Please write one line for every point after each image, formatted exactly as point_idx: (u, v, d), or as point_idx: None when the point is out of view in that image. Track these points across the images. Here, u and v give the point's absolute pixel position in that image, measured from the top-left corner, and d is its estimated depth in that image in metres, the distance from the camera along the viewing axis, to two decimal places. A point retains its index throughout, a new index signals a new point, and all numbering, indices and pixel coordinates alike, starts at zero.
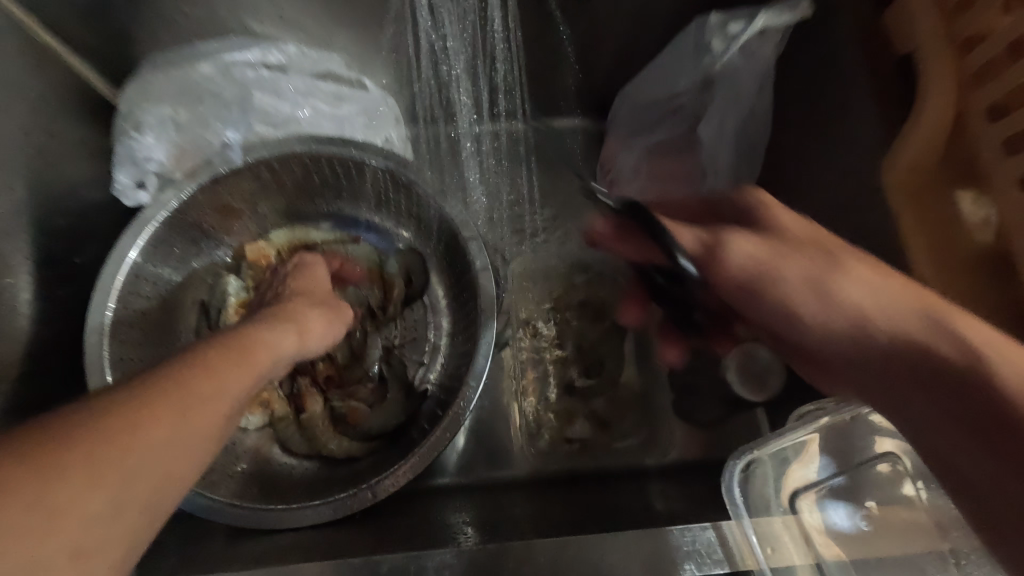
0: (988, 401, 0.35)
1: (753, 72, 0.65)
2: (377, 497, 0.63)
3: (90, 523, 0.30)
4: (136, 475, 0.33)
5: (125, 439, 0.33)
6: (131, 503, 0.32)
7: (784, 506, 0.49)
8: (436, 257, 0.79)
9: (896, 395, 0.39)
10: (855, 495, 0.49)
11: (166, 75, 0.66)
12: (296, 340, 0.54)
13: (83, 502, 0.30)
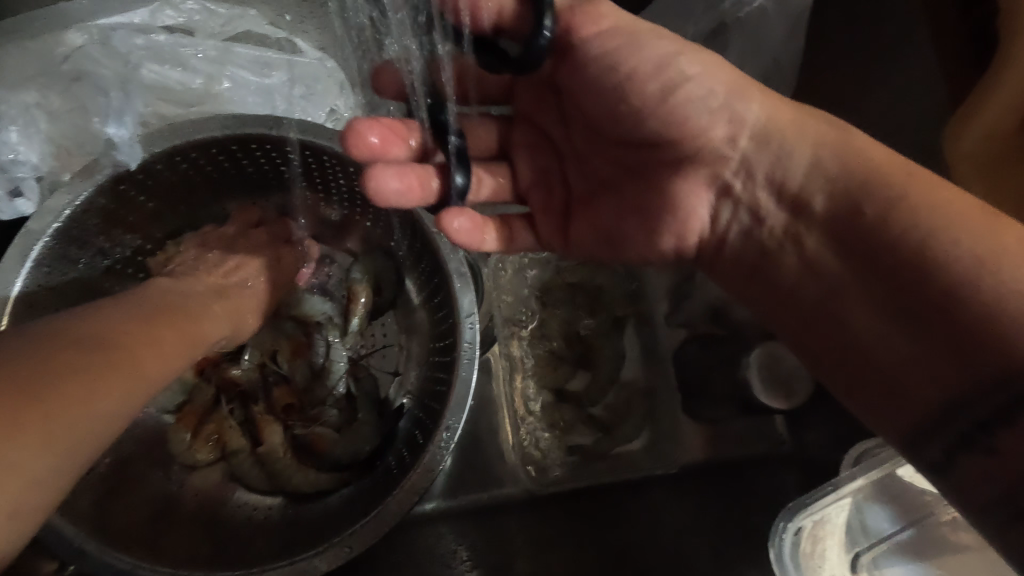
0: (898, 258, 0.35)
1: (780, 18, 0.54)
2: (353, 551, 0.53)
3: (33, 487, 0.36)
4: (77, 437, 0.39)
5: (82, 399, 0.40)
6: (74, 460, 0.39)
7: (844, 567, 0.45)
8: (404, 253, 0.65)
9: (823, 237, 0.40)
10: (920, 550, 0.45)
11: (27, 51, 0.51)
12: (229, 330, 0.59)
13: (31, 464, 0.36)
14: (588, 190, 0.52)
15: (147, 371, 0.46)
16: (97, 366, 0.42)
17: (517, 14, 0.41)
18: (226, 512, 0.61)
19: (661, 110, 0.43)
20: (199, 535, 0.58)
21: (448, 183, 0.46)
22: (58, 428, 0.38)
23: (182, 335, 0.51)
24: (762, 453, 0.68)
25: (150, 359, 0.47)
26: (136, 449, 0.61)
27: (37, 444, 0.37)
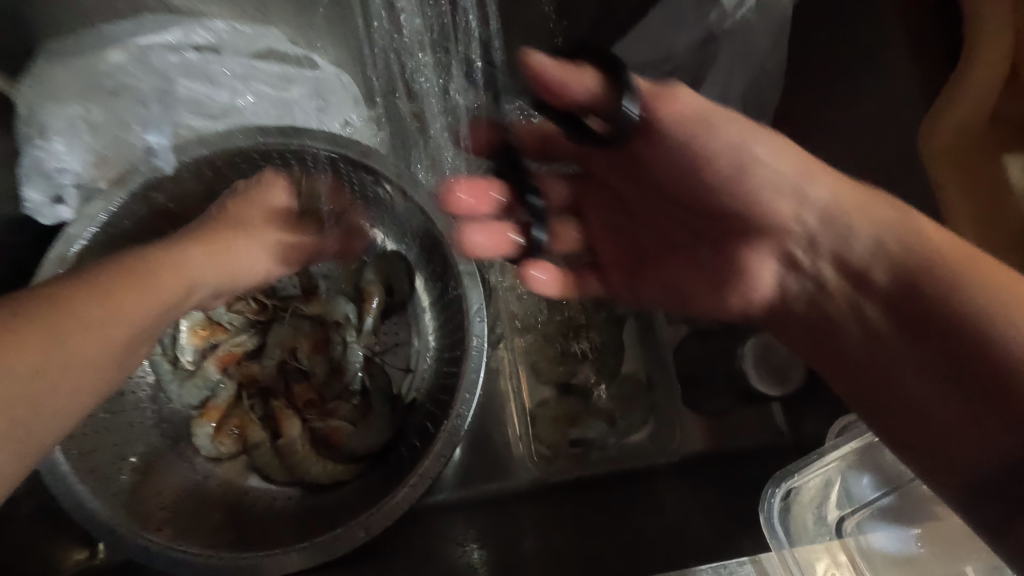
0: (968, 344, 0.35)
1: (766, 26, 0.57)
2: (369, 533, 0.56)
3: None
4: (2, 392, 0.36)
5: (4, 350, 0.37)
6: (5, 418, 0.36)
7: (828, 531, 0.43)
8: (418, 253, 0.69)
9: (882, 314, 0.38)
10: (905, 515, 0.43)
11: (67, 67, 0.55)
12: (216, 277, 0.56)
13: None
14: (657, 252, 0.52)
15: (78, 320, 0.42)
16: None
17: (601, 95, 0.42)
18: (250, 503, 0.65)
19: (734, 189, 0.42)
20: (222, 522, 0.61)
21: (529, 238, 0.49)
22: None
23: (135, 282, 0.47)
24: (759, 442, 0.71)
25: (80, 312, 0.42)
26: (165, 444, 0.66)
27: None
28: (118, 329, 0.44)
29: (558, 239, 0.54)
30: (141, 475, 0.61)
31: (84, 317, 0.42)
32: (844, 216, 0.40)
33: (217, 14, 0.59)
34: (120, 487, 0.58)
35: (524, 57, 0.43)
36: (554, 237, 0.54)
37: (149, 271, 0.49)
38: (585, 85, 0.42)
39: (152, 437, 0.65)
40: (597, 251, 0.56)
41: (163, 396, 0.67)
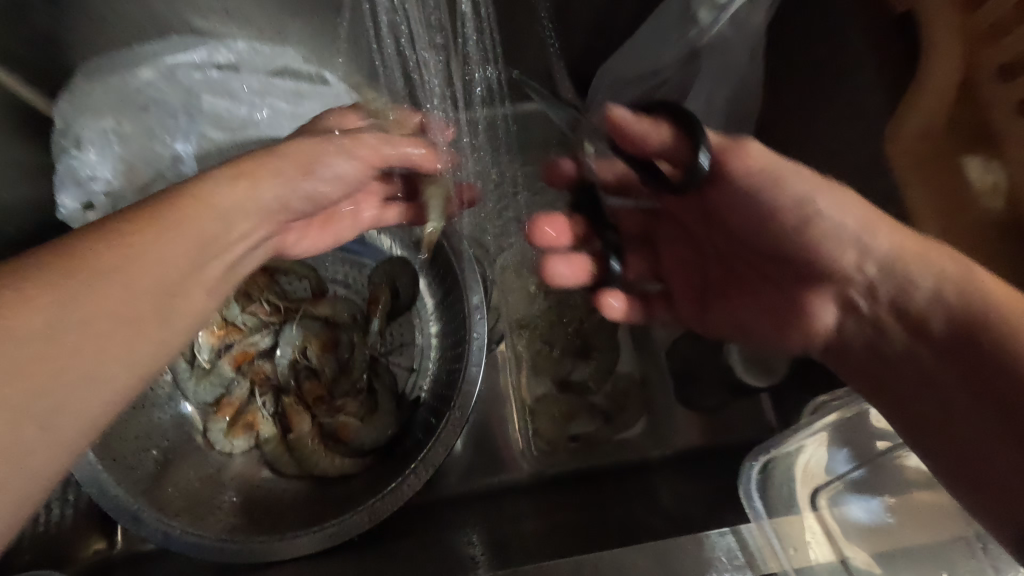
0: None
1: (743, 42, 0.61)
2: (375, 518, 0.59)
3: (76, 381, 0.35)
4: (117, 318, 0.38)
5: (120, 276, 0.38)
6: (125, 347, 0.38)
7: (806, 505, 0.47)
8: (427, 267, 0.74)
9: (944, 355, 0.41)
10: (877, 488, 0.47)
11: (102, 85, 0.60)
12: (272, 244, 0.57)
13: (63, 357, 0.35)
14: (724, 282, 0.59)
15: (201, 251, 0.43)
16: (89, 260, 0.37)
17: (676, 146, 0.49)
18: (260, 495, 0.68)
19: (801, 239, 0.47)
20: (233, 510, 0.64)
21: (607, 267, 0.59)
22: (61, 333, 0.35)
23: (139, 223, 0.40)
24: (752, 437, 0.73)
25: (106, 254, 0.38)
26: (180, 438, 0.69)
27: (50, 356, 0.34)
28: (219, 259, 0.45)
29: (631, 267, 0.63)
30: (159, 466, 0.65)
31: (104, 262, 0.38)
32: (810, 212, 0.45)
33: (237, 35, 0.64)
34: (139, 475, 0.61)
35: (610, 112, 0.52)
36: (629, 265, 0.63)
37: (148, 213, 0.41)
38: (662, 139, 0.50)
39: (167, 430, 0.68)
40: (668, 280, 0.64)
41: (180, 392, 0.71)
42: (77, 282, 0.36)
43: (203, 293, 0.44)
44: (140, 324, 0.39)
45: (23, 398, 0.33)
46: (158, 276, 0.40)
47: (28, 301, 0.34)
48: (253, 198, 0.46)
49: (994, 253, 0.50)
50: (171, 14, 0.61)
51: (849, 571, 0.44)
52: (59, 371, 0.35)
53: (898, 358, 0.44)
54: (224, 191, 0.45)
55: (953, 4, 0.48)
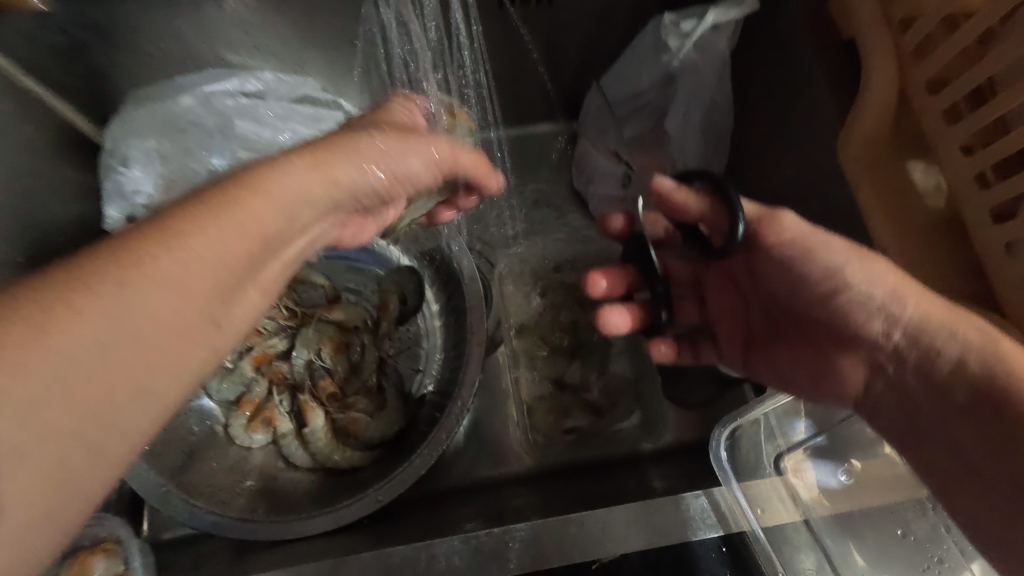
0: None
1: (711, 65, 0.70)
2: (381, 502, 0.64)
3: (127, 401, 0.30)
4: (170, 330, 0.32)
5: (174, 282, 0.32)
6: (177, 360, 0.32)
7: (771, 469, 0.55)
8: (431, 274, 0.81)
9: (973, 420, 0.44)
10: (834, 454, 0.55)
11: (147, 110, 0.68)
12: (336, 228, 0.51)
13: (113, 376, 0.29)
14: (768, 333, 0.60)
15: (263, 252, 0.38)
16: (147, 269, 0.31)
17: (713, 212, 0.53)
18: (277, 485, 0.73)
19: (830, 305, 0.50)
20: (251, 496, 0.69)
21: (654, 315, 0.61)
22: (116, 355, 0.30)
23: (202, 222, 0.35)
24: None
25: (165, 254, 0.32)
26: (204, 432, 0.75)
27: (99, 379, 0.29)
28: (277, 258, 0.40)
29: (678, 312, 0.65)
30: (186, 456, 0.70)
31: (162, 269, 0.32)
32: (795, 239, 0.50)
33: (265, 68, 0.73)
34: (168, 462, 0.66)
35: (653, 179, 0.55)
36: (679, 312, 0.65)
37: (213, 209, 0.36)
38: (700, 205, 0.54)
39: (192, 425, 0.74)
40: (715, 325, 0.64)
41: (205, 392, 0.77)
42: (133, 291, 0.31)
43: (260, 294, 0.38)
44: (197, 339, 0.33)
45: (66, 430, 0.28)
46: (218, 284, 0.34)
47: (80, 318, 0.28)
48: (325, 187, 0.43)
49: (945, 249, 0.55)
50: (207, 49, 0.69)
51: (810, 525, 0.52)
52: (109, 399, 0.29)
53: (930, 414, 0.46)
54: (297, 182, 0.41)
55: (888, 27, 0.55)
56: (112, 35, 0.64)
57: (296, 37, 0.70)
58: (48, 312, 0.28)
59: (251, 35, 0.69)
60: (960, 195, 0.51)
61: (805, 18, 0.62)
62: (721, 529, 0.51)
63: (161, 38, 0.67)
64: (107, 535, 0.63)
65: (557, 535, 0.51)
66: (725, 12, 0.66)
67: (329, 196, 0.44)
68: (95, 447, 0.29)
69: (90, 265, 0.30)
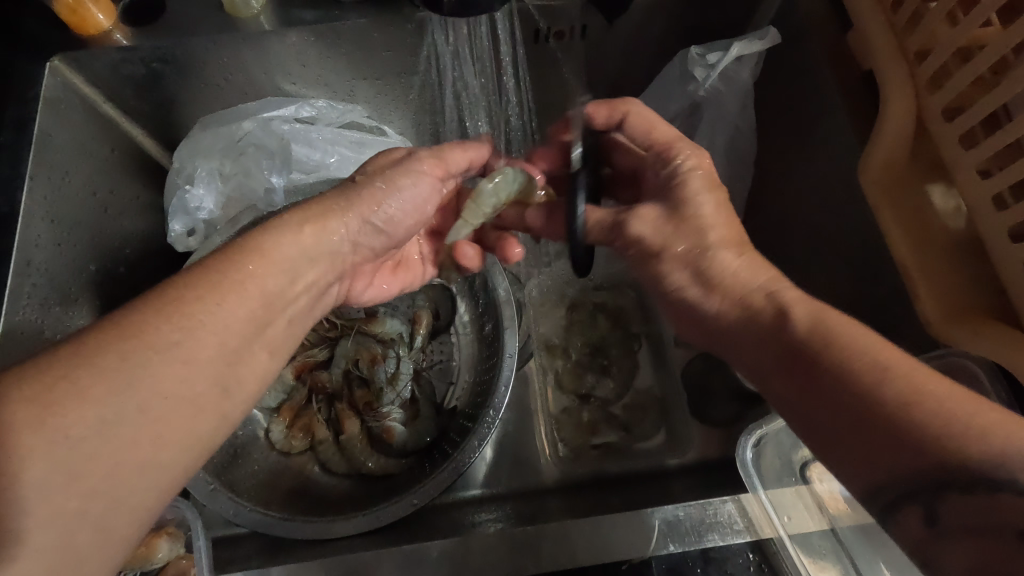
0: (867, 391, 0.38)
1: (734, 94, 0.74)
2: (416, 505, 0.65)
3: (135, 470, 0.38)
4: (166, 396, 0.40)
5: (170, 354, 0.40)
6: (175, 432, 0.40)
7: (797, 477, 0.59)
8: (466, 294, 0.85)
9: (794, 351, 0.43)
10: None
11: (213, 133, 0.74)
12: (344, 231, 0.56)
13: (119, 450, 0.37)
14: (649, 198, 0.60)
15: (260, 313, 0.47)
16: (146, 340, 0.40)
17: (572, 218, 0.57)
18: (315, 488, 0.75)
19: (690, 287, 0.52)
20: (291, 495, 0.72)
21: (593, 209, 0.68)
22: (119, 422, 0.37)
23: (191, 292, 0.43)
24: None
25: (163, 329, 0.41)
26: (247, 436, 0.77)
27: (104, 448, 0.37)
28: (276, 321, 0.49)
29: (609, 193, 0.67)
30: (229, 456, 0.72)
31: (161, 338, 0.40)
32: (654, 222, 0.54)
33: (317, 97, 0.79)
34: (215, 461, 0.69)
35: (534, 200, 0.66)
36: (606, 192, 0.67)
37: (202, 281, 0.45)
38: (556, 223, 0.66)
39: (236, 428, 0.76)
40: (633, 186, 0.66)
41: None
42: (133, 362, 0.39)
43: (267, 353, 0.48)
44: (200, 399, 0.42)
45: (78, 496, 0.36)
46: (213, 346, 0.43)
47: (83, 393, 0.36)
48: (318, 240, 0.54)
49: (964, 275, 0.56)
50: (268, 80, 0.75)
51: (837, 535, 0.56)
52: (115, 464, 0.37)
53: (762, 346, 0.45)
54: (286, 239, 0.51)
55: (904, 59, 0.58)
56: (187, 66, 0.70)
57: (347, 68, 0.76)
58: (57, 389, 0.36)
59: (308, 66, 0.74)
60: (982, 214, 0.53)
61: (825, 50, 0.66)
62: (747, 535, 0.57)
63: (228, 71, 0.73)
64: (171, 517, 0.61)
65: (585, 534, 0.58)
66: (748, 46, 0.69)
67: (322, 248, 0.54)
68: (107, 508, 0.37)
69: (100, 343, 0.38)
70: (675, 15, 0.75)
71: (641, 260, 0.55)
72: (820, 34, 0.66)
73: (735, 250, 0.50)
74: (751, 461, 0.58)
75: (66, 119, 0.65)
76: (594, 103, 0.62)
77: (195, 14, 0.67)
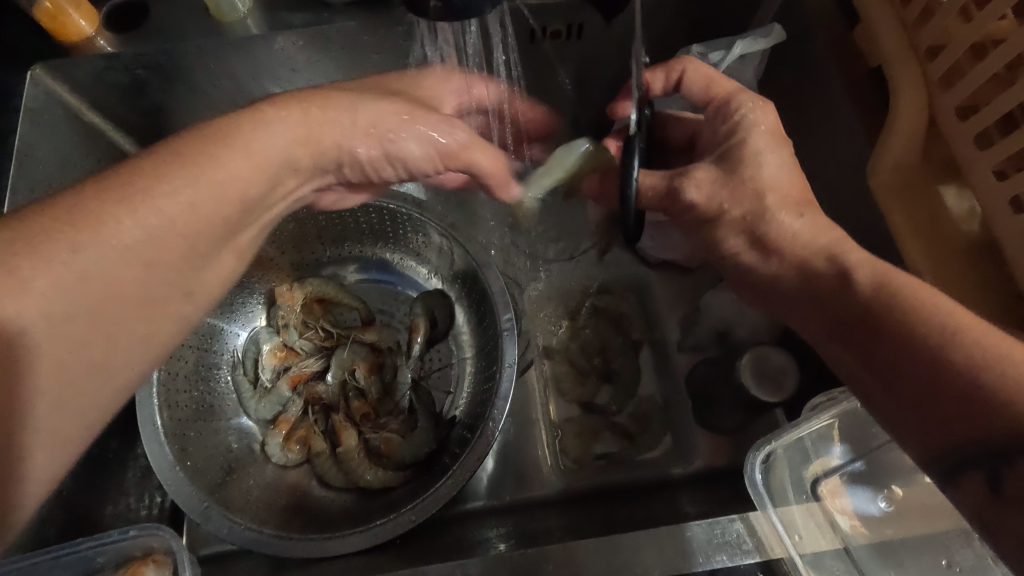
0: (964, 361, 0.37)
1: None
2: (416, 520, 0.63)
3: (91, 352, 0.41)
4: (124, 291, 0.41)
5: (132, 251, 0.40)
6: (128, 321, 0.42)
7: (808, 494, 0.58)
8: (460, 299, 0.82)
9: (877, 313, 0.42)
10: (874, 482, 0.58)
11: None
12: (324, 153, 0.51)
13: (79, 336, 0.39)
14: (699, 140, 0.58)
15: (234, 219, 0.46)
16: (104, 231, 0.39)
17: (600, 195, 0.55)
18: (312, 504, 0.73)
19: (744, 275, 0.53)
20: (288, 509, 0.70)
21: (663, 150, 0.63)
22: (72, 311, 0.38)
23: (160, 179, 0.41)
24: None
25: (122, 225, 0.40)
26: (243, 449, 0.76)
27: (63, 333, 0.38)
28: None
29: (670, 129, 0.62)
30: (225, 473, 0.71)
31: (120, 234, 0.40)
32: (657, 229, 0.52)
33: None
34: (208, 478, 0.67)
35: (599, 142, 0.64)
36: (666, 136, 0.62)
37: (176, 168, 0.42)
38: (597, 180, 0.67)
39: (231, 440, 0.75)
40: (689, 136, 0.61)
41: (243, 411, 0.80)
42: (86, 256, 0.38)
43: (232, 256, 0.50)
44: (163, 298, 0.44)
45: (49, 379, 0.39)
46: (179, 247, 0.43)
47: (36, 280, 0.36)
48: (311, 157, 0.50)
49: (979, 280, 0.54)
50: (258, 86, 0.73)
51: (851, 553, 0.56)
52: (75, 344, 0.39)
53: (842, 306, 0.45)
54: (266, 139, 0.46)
55: (914, 56, 0.56)
56: (177, 77, 0.68)
57: (338, 71, 0.73)
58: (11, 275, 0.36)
59: (299, 71, 0.72)
60: (1001, 221, 0.51)
61: (832, 47, 0.64)
62: (757, 555, 0.55)
63: (217, 77, 0.71)
64: (158, 545, 0.59)
65: (591, 555, 0.56)
66: (752, 44, 0.67)
67: (311, 162, 0.51)
68: (74, 391, 0.40)
69: (44, 227, 0.37)
70: (678, 12, 0.73)
71: (698, 231, 0.54)
72: (826, 31, 0.64)
73: (765, 238, 0.50)
74: (760, 482, 0.57)
75: (49, 128, 0.63)
76: (649, 71, 0.60)
77: (179, 19, 0.65)
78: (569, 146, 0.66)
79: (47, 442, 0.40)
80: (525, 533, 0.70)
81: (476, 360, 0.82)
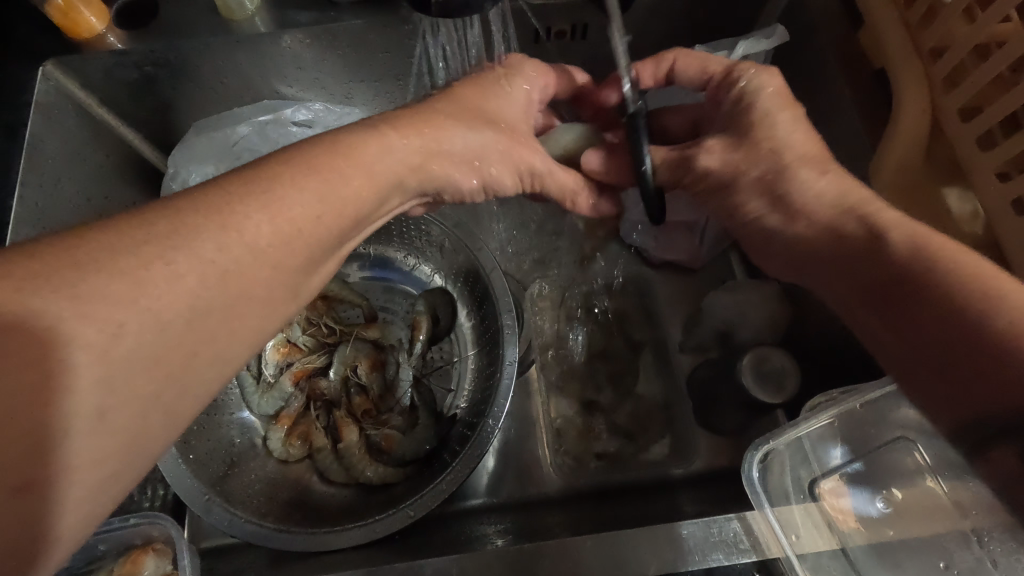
0: (981, 337, 0.36)
1: None
2: (416, 514, 0.63)
3: (211, 365, 0.36)
4: (253, 294, 0.37)
5: (265, 254, 0.37)
6: (247, 329, 0.38)
7: (806, 494, 0.58)
8: (461, 297, 0.83)
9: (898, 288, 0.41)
10: (872, 483, 0.58)
11: (208, 137, 0.73)
12: (430, 158, 0.48)
13: (199, 346, 0.35)
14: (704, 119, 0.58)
15: (348, 230, 0.43)
16: (240, 226, 0.36)
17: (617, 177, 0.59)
18: (313, 499, 0.74)
19: None
20: (285, 503, 0.70)
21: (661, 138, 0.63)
22: (203, 314, 0.34)
23: (288, 176, 0.39)
24: None
25: (257, 225, 0.36)
26: (245, 444, 0.76)
27: (186, 337, 0.34)
28: None
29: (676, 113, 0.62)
30: (227, 467, 0.71)
31: (254, 236, 0.36)
32: None
33: (315, 99, 0.78)
34: (210, 471, 0.68)
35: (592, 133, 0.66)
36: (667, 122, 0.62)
37: (304, 165, 0.40)
38: None
39: (234, 434, 0.76)
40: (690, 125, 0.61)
41: (246, 405, 0.81)
42: (226, 254, 0.35)
43: (335, 261, 0.45)
44: (275, 308, 0.40)
45: (151, 391, 0.33)
46: (302, 255, 0.39)
47: (176, 272, 0.33)
48: (421, 179, 0.48)
49: None
50: (264, 83, 0.74)
51: (847, 554, 0.56)
52: (192, 353, 0.35)
53: (864, 281, 0.44)
54: (373, 143, 0.43)
55: (917, 57, 0.55)
56: (181, 70, 0.69)
57: (341, 69, 0.74)
58: (149, 268, 0.32)
59: (304, 69, 0.73)
60: (1001, 222, 0.50)
61: (836, 47, 0.63)
62: (754, 554, 0.56)
63: (224, 74, 0.72)
64: (158, 534, 0.60)
65: (590, 552, 0.56)
66: (754, 45, 0.67)
67: (417, 181, 0.48)
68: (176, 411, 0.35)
69: (185, 221, 0.34)
70: (682, 12, 0.73)
71: None
72: (830, 31, 0.64)
73: None
74: (757, 481, 0.57)
75: (61, 124, 0.64)
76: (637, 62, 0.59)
77: (186, 16, 0.66)
78: (557, 135, 0.63)
79: (106, 478, 0.33)
80: (529, 530, 0.69)
81: (477, 359, 0.83)
